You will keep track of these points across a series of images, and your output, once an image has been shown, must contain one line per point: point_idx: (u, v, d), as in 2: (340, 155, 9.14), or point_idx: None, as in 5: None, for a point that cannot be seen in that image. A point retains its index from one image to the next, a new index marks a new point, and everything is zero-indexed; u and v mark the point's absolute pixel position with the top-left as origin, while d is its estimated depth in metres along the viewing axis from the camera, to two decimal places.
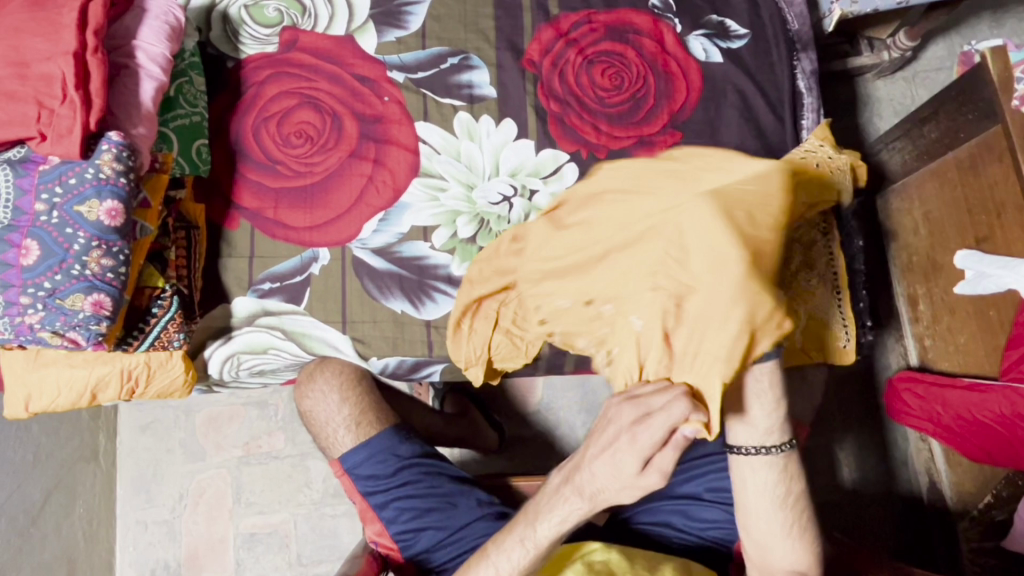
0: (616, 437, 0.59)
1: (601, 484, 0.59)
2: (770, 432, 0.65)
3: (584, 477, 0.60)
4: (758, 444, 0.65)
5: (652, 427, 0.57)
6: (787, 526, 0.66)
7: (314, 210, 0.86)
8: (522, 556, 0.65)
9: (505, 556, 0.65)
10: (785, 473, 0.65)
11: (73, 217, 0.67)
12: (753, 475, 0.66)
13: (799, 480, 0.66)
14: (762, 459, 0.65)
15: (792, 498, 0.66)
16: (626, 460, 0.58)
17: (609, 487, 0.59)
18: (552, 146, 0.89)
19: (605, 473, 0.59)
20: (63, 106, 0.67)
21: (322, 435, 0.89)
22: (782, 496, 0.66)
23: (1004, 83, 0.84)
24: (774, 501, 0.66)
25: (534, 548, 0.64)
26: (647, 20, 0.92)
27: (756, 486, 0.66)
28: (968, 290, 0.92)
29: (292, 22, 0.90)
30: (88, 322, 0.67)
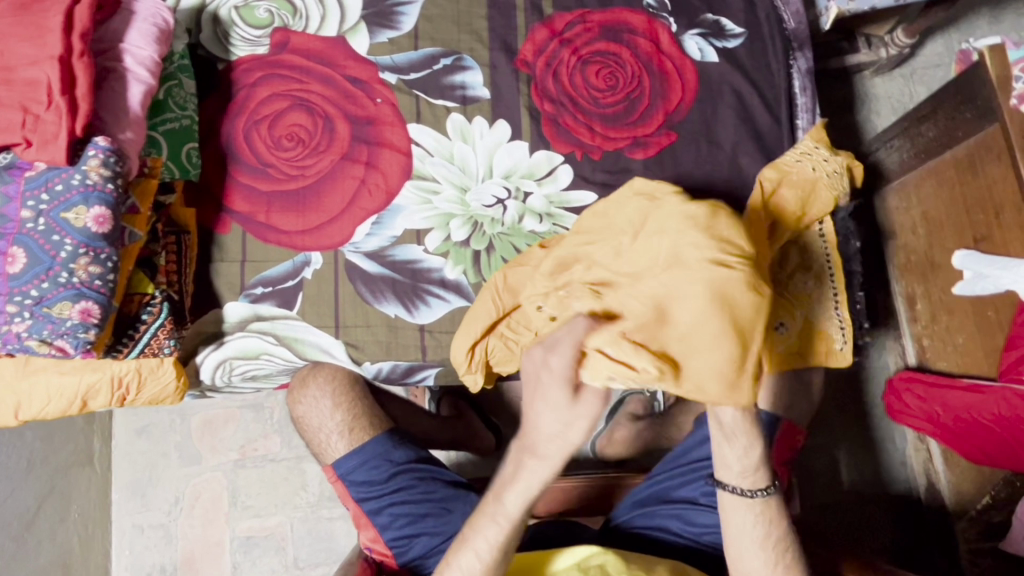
0: (542, 380, 0.59)
1: (554, 437, 0.59)
2: (746, 474, 0.68)
3: (539, 442, 0.60)
4: (736, 483, 0.69)
5: (563, 351, 0.57)
6: (770, 564, 0.69)
7: (307, 214, 0.85)
8: (497, 534, 0.66)
9: (482, 537, 0.67)
10: (762, 515, 0.69)
11: (59, 224, 0.66)
12: (733, 513, 0.70)
13: (780, 522, 0.69)
14: (740, 499, 0.69)
15: (773, 538, 0.69)
16: (557, 398, 0.58)
17: (558, 442, 0.59)
18: (546, 148, 0.88)
19: (548, 418, 0.58)
20: (49, 112, 0.66)
21: (315, 441, 0.89)
22: (761, 537, 0.69)
23: (1002, 82, 0.83)
24: (753, 541, 0.69)
25: (508, 523, 0.65)
26: (642, 20, 0.91)
27: (737, 525, 0.70)
28: (966, 290, 0.91)
29: (283, 23, 0.89)
30: (76, 330, 0.67)
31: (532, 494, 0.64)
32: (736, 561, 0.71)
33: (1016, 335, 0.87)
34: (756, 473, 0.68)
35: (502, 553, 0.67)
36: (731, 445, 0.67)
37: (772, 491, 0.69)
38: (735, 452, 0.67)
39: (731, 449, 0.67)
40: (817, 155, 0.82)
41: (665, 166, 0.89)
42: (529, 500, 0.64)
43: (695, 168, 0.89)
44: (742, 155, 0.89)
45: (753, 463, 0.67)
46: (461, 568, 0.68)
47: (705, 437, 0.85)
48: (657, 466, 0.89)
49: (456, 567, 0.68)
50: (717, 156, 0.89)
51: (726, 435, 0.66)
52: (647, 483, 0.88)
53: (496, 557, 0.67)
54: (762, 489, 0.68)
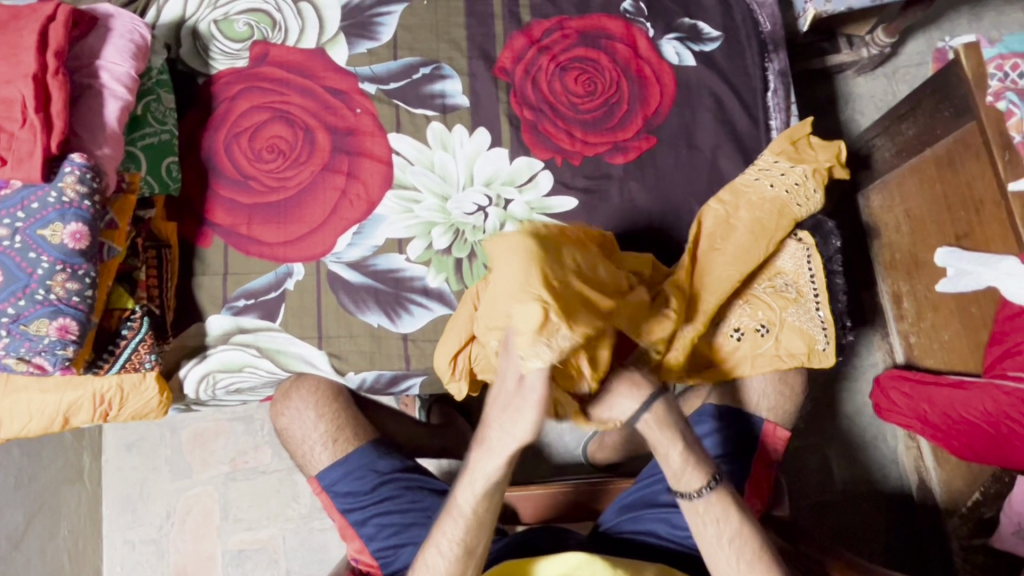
0: (514, 376, 0.59)
1: (504, 434, 0.60)
2: (678, 476, 0.67)
3: (487, 435, 0.61)
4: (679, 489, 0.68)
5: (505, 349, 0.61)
6: (732, 563, 0.67)
7: (287, 226, 0.85)
8: (457, 531, 0.66)
9: (443, 535, 0.67)
10: (708, 515, 0.67)
11: (36, 242, 0.66)
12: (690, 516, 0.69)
13: (729, 517, 0.67)
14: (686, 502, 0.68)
15: (727, 535, 0.68)
16: (522, 401, 0.58)
17: (504, 433, 0.60)
18: (526, 155, 0.88)
19: (514, 406, 0.59)
20: (23, 130, 0.66)
21: (298, 453, 0.88)
22: (716, 535, 0.68)
23: (977, 79, 0.85)
24: (713, 539, 0.68)
25: (464, 520, 0.66)
26: (620, 25, 0.92)
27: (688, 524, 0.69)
28: (948, 288, 0.94)
29: (262, 36, 0.89)
30: (53, 347, 0.66)
31: (482, 490, 0.65)
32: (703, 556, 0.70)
33: (1002, 330, 0.87)
34: (687, 475, 0.67)
35: (465, 550, 0.67)
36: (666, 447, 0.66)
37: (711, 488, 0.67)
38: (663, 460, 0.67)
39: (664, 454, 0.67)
40: (773, 170, 0.83)
41: (646, 169, 0.89)
42: (480, 494, 0.64)
43: (674, 171, 0.89)
44: (721, 157, 0.90)
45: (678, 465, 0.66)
46: (428, 566, 0.68)
47: None
48: (645, 469, 0.88)
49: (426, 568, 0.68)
50: (696, 159, 0.90)
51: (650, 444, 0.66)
52: (634, 487, 0.87)
53: (458, 556, 0.67)
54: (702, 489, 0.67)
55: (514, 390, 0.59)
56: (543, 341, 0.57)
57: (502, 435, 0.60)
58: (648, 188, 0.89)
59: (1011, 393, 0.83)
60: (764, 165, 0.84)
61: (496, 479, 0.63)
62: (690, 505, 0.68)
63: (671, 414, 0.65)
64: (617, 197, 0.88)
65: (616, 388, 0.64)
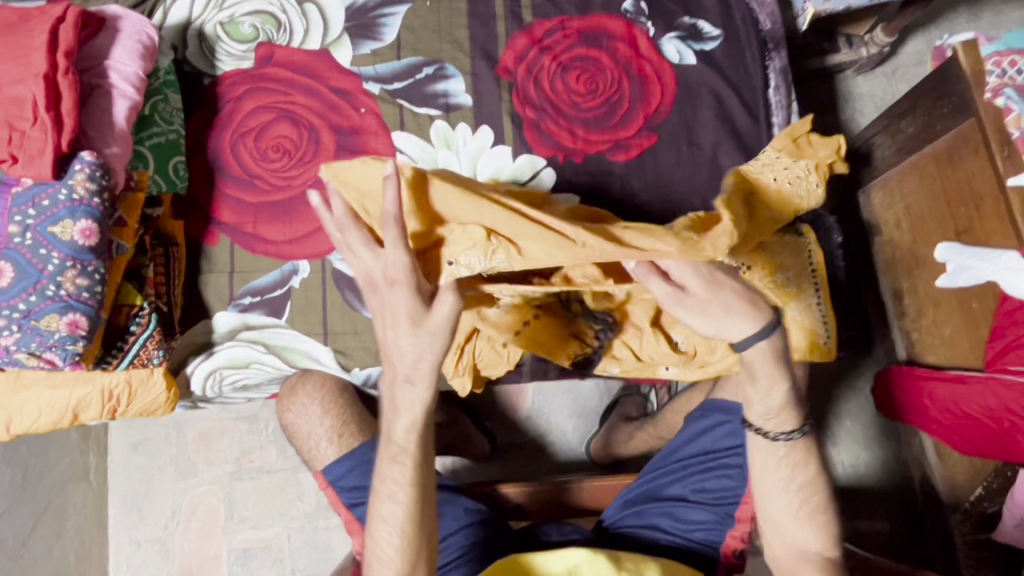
0: (385, 292, 0.60)
1: (411, 357, 0.61)
2: (769, 416, 0.69)
3: (395, 365, 0.62)
4: (760, 424, 0.70)
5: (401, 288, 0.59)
6: (792, 507, 0.70)
7: (293, 224, 0.86)
8: (404, 475, 0.64)
9: (390, 480, 0.65)
10: (784, 458, 0.70)
11: (46, 239, 0.67)
12: (756, 453, 0.71)
13: (806, 466, 0.70)
14: (763, 440, 0.71)
15: (797, 482, 0.70)
16: (411, 308, 0.59)
17: (411, 355, 0.61)
18: (528, 153, 0.89)
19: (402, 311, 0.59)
20: (34, 128, 0.67)
21: (305, 448, 0.89)
22: (785, 479, 0.70)
23: (976, 75, 0.86)
24: (777, 484, 0.70)
25: (412, 462, 0.64)
26: (621, 25, 0.93)
27: (760, 466, 0.71)
28: (949, 283, 0.92)
29: (267, 37, 0.90)
30: (64, 342, 0.68)
31: (416, 421, 0.64)
32: (760, 497, 0.72)
33: (1003, 325, 0.87)
34: (778, 415, 0.69)
35: (419, 492, 0.65)
36: (754, 386, 0.68)
37: (800, 433, 0.70)
38: (758, 396, 0.69)
39: (755, 389, 0.69)
40: (778, 163, 0.82)
41: (647, 167, 0.90)
42: (416, 424, 0.64)
43: (674, 168, 0.90)
44: (722, 154, 0.91)
45: (776, 404, 0.68)
46: (386, 519, 0.65)
47: (693, 434, 0.86)
48: (648, 464, 0.89)
49: (378, 518, 0.65)
50: (697, 156, 0.90)
51: (751, 375, 0.68)
52: (637, 482, 0.88)
53: (414, 499, 0.65)
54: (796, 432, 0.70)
55: (421, 312, 0.59)
56: (478, 258, 0.62)
57: (402, 356, 0.61)
58: (650, 185, 0.90)
59: (1013, 387, 0.83)
60: (768, 159, 0.83)
61: (428, 408, 0.63)
62: (770, 446, 0.70)
63: (782, 353, 0.66)
64: (619, 195, 0.89)
65: (714, 315, 0.62)
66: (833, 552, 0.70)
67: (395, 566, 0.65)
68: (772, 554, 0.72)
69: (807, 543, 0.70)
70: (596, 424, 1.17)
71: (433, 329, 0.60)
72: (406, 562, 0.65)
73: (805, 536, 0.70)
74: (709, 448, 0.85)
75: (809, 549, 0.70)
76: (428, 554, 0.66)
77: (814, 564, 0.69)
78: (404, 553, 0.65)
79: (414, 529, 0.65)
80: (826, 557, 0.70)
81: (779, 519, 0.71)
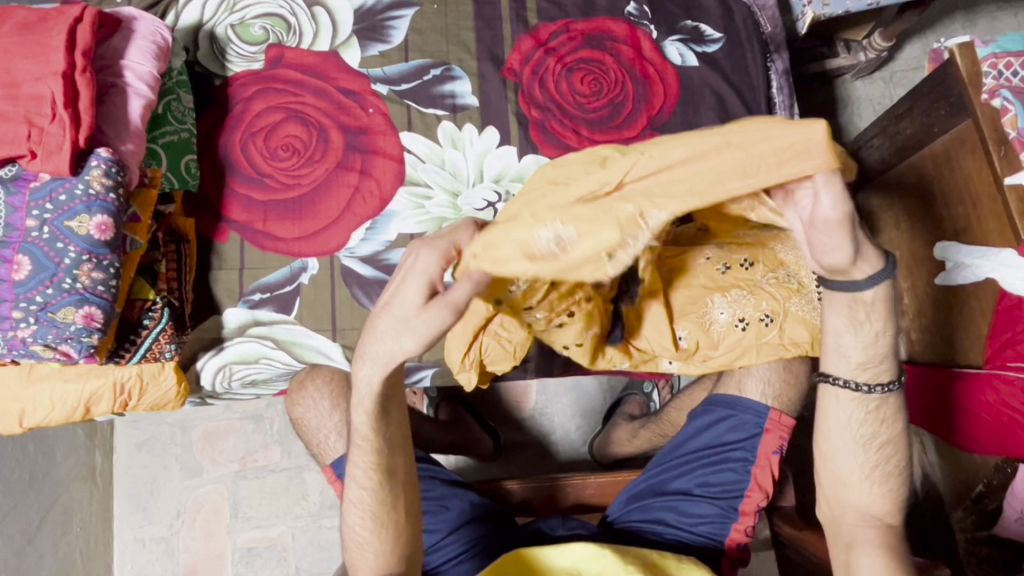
0: (403, 272, 0.56)
1: (386, 346, 0.58)
2: (867, 365, 0.64)
3: (365, 342, 0.60)
4: (850, 376, 0.65)
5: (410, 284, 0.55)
6: (867, 466, 0.67)
7: (303, 221, 0.87)
8: (368, 459, 0.66)
9: (355, 465, 0.66)
10: (871, 413, 0.66)
11: (63, 232, 0.68)
12: (837, 407, 0.66)
13: (892, 424, 0.66)
14: (849, 394, 0.65)
15: (878, 440, 0.67)
16: (410, 294, 0.55)
17: (390, 346, 0.58)
18: (534, 152, 0.91)
19: (399, 302, 0.56)
20: (53, 125, 0.68)
21: (314, 443, 0.90)
22: (864, 436, 0.67)
23: (972, 78, 0.87)
24: (856, 440, 0.67)
25: (369, 445, 0.65)
26: (624, 28, 0.95)
27: (837, 422, 0.67)
28: (946, 281, 0.96)
29: (277, 39, 0.92)
30: (79, 334, 0.69)
31: (375, 411, 0.64)
32: (829, 453, 0.69)
33: (1002, 321, 0.86)
34: (877, 363, 0.64)
35: (384, 473, 0.66)
36: (856, 334, 0.62)
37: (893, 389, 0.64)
38: (856, 340, 0.63)
39: (855, 338, 0.63)
40: None
41: None
42: (370, 415, 0.64)
43: None
44: None
45: (878, 352, 0.63)
46: (355, 504, 0.67)
47: (696, 429, 0.87)
48: (652, 460, 0.90)
49: (351, 502, 0.67)
50: None
51: (855, 320, 0.61)
52: (641, 477, 0.89)
53: (378, 481, 0.66)
54: (881, 385, 0.65)
55: (416, 302, 0.55)
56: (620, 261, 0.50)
57: (380, 340, 0.58)
58: None
59: (1011, 383, 0.84)
60: None
61: (377, 394, 0.62)
62: (863, 400, 0.65)
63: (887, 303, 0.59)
64: None
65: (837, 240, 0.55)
66: (894, 519, 0.69)
67: (372, 548, 0.67)
68: (830, 514, 0.71)
69: (869, 507, 0.69)
70: (600, 422, 1.18)
71: (418, 326, 0.56)
72: (384, 544, 0.67)
73: (872, 502, 0.68)
74: (713, 443, 0.86)
75: (868, 512, 0.69)
76: (401, 540, 0.68)
77: (875, 530, 0.68)
78: (380, 534, 0.67)
79: (384, 510, 0.67)
80: (886, 523, 0.68)
81: (848, 479, 0.68)
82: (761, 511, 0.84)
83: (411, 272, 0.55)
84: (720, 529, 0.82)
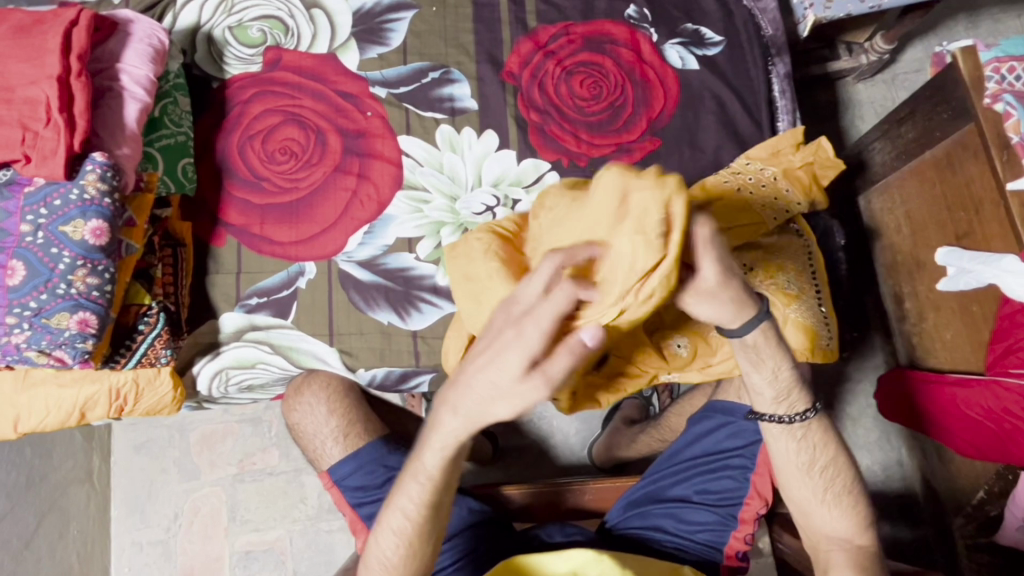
0: (501, 339, 0.49)
1: (476, 405, 0.52)
2: (780, 399, 0.65)
3: (453, 395, 0.54)
4: (771, 411, 0.66)
5: (510, 353, 0.48)
6: (819, 492, 0.68)
7: (300, 225, 0.87)
8: (420, 492, 0.63)
9: (405, 496, 0.63)
10: (804, 440, 0.67)
11: (58, 238, 0.68)
12: (774, 442, 0.68)
13: (826, 447, 0.68)
14: (779, 427, 0.67)
15: (818, 465, 0.68)
16: (507, 365, 0.49)
17: (480, 409, 0.52)
18: (533, 156, 0.90)
19: (490, 376, 0.50)
20: (48, 129, 0.68)
21: (311, 448, 0.91)
22: (806, 463, 0.68)
23: (975, 83, 0.86)
24: (798, 468, 0.68)
25: (432, 484, 0.62)
26: (624, 31, 0.94)
27: (778, 452, 0.68)
28: (951, 286, 0.91)
29: (275, 42, 0.91)
30: (74, 340, 0.69)
31: (448, 453, 0.60)
32: (782, 482, 0.70)
33: (1003, 327, 0.85)
34: (790, 396, 0.65)
35: (432, 509, 0.64)
36: (760, 372, 0.63)
37: (810, 415, 0.66)
38: (766, 378, 0.64)
39: (761, 376, 0.64)
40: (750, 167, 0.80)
41: None
42: (446, 457, 0.60)
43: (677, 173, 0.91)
44: (724, 158, 0.92)
45: (786, 385, 0.64)
46: (394, 529, 0.65)
47: (695, 436, 0.87)
48: (650, 466, 0.89)
49: (388, 527, 0.65)
50: (700, 160, 0.91)
51: (756, 361, 0.62)
52: (640, 483, 0.88)
53: (425, 516, 0.64)
54: (799, 414, 0.66)
55: (514, 375, 0.49)
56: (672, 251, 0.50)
57: (470, 395, 0.52)
58: None
59: (1012, 390, 0.82)
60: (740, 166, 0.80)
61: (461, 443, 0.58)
62: (789, 429, 0.67)
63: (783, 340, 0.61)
64: None
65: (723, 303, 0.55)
66: (865, 539, 0.69)
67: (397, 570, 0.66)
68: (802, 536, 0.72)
69: (836, 531, 0.69)
70: (599, 427, 1.18)
71: (510, 391, 0.50)
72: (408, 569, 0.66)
73: (838, 526, 0.69)
74: (712, 450, 0.86)
75: (837, 536, 0.69)
76: (425, 564, 0.67)
77: (845, 552, 0.68)
78: (408, 562, 0.66)
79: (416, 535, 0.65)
80: (857, 545, 0.68)
81: (806, 505, 0.69)
82: (760, 519, 0.82)
83: (512, 343, 0.48)
84: (722, 537, 0.82)
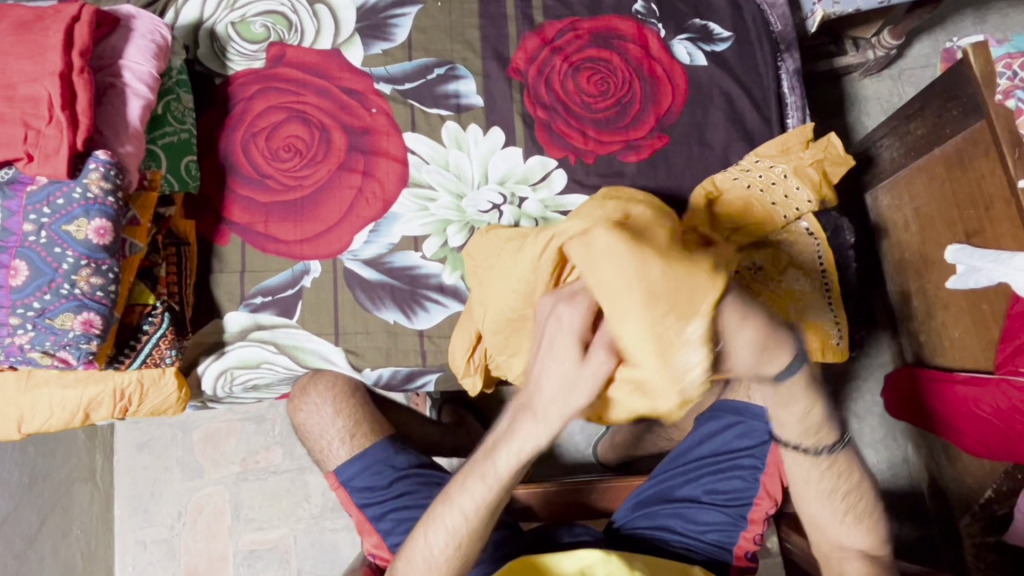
0: (550, 332, 0.53)
1: (557, 405, 0.53)
2: (809, 433, 0.64)
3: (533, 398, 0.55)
4: (799, 442, 0.65)
5: (561, 340, 0.52)
6: (839, 515, 0.69)
7: (304, 223, 0.86)
8: (484, 495, 0.63)
9: (468, 496, 0.64)
10: (831, 470, 0.66)
11: (61, 237, 0.67)
12: (796, 467, 0.68)
13: (850, 476, 0.67)
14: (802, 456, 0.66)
15: (841, 492, 0.68)
16: (562, 352, 0.52)
17: (555, 404, 0.53)
18: (539, 153, 0.89)
19: (554, 381, 0.53)
20: (50, 127, 0.67)
21: (316, 448, 0.90)
22: (829, 490, 0.68)
23: (987, 79, 0.84)
24: (820, 494, 0.68)
25: (500, 486, 0.62)
26: (631, 26, 0.93)
27: (802, 480, 0.68)
28: (959, 284, 0.91)
29: (278, 38, 0.90)
30: (78, 341, 0.68)
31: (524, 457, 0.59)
32: (802, 503, 0.70)
33: (1015, 326, 0.85)
34: (820, 431, 0.64)
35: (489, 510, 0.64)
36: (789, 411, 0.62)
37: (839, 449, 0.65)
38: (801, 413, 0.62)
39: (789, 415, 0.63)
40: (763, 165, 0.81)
41: (658, 169, 0.90)
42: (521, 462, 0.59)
43: (687, 170, 0.90)
44: (733, 155, 0.91)
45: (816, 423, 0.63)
46: (445, 529, 0.66)
47: (705, 435, 0.87)
48: (658, 466, 0.89)
49: (440, 524, 0.66)
50: (708, 157, 0.91)
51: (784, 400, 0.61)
52: (650, 482, 0.87)
53: (482, 516, 0.65)
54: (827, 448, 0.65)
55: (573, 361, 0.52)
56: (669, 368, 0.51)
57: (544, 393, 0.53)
58: (661, 188, 0.90)
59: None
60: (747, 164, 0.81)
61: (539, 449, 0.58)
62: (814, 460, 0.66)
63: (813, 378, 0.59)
64: None
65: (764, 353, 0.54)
66: (877, 552, 0.70)
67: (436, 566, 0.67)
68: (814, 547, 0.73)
69: (853, 543, 0.70)
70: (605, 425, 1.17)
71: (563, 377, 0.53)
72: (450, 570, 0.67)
73: (854, 543, 0.70)
74: (722, 450, 0.85)
75: (850, 547, 0.70)
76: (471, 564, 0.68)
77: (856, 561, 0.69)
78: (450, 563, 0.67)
79: (463, 530, 0.65)
80: (872, 555, 0.70)
81: (823, 523, 0.70)
82: (770, 520, 0.82)
83: (560, 329, 0.52)
84: (730, 537, 0.82)
